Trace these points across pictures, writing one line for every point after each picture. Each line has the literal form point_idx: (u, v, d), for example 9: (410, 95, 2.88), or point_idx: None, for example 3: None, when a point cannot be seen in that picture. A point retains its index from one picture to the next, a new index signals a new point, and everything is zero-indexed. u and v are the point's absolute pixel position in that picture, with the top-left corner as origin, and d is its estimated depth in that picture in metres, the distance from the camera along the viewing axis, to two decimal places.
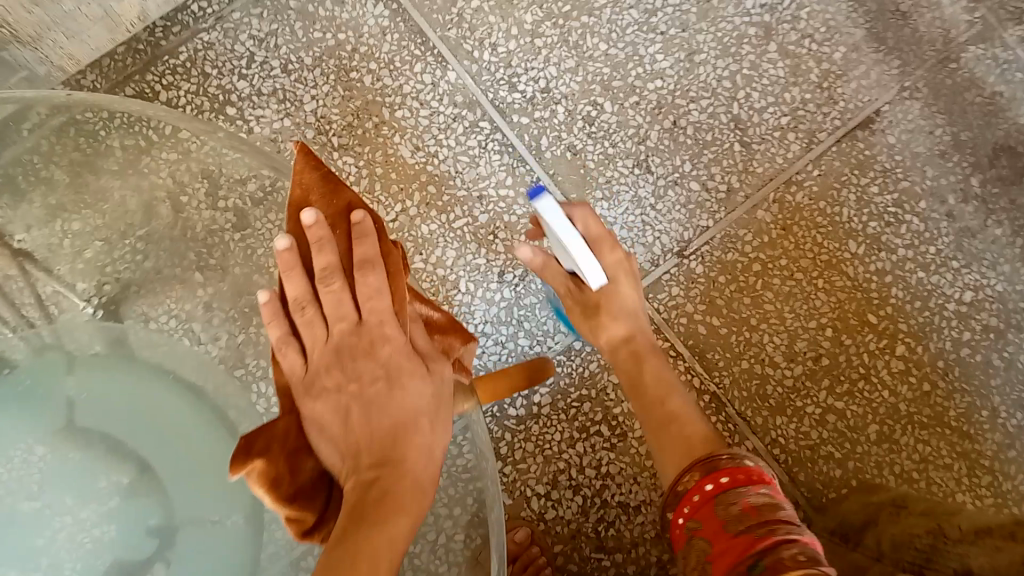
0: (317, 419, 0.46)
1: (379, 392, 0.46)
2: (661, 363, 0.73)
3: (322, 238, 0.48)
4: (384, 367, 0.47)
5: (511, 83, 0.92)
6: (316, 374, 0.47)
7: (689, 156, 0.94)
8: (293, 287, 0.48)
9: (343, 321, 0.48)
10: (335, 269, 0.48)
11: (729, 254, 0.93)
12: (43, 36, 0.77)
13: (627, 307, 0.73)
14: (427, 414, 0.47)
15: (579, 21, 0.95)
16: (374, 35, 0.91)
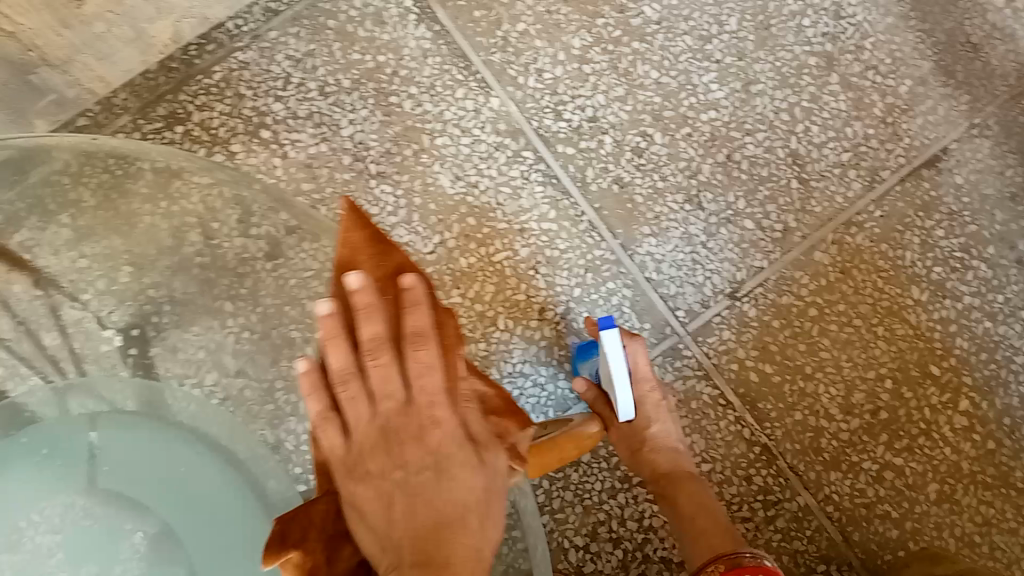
0: (356, 504, 0.43)
1: (425, 481, 0.44)
2: (697, 490, 0.75)
3: (371, 304, 0.46)
4: (433, 454, 0.45)
5: (557, 111, 0.88)
6: (359, 455, 0.45)
7: (743, 192, 0.88)
8: (337, 359, 0.47)
9: (391, 398, 0.46)
10: (384, 341, 0.47)
11: (784, 297, 0.87)
12: (74, 58, 0.71)
13: (668, 444, 0.77)
14: (475, 506, 0.44)
15: (631, 47, 0.90)
16: (416, 57, 0.87)
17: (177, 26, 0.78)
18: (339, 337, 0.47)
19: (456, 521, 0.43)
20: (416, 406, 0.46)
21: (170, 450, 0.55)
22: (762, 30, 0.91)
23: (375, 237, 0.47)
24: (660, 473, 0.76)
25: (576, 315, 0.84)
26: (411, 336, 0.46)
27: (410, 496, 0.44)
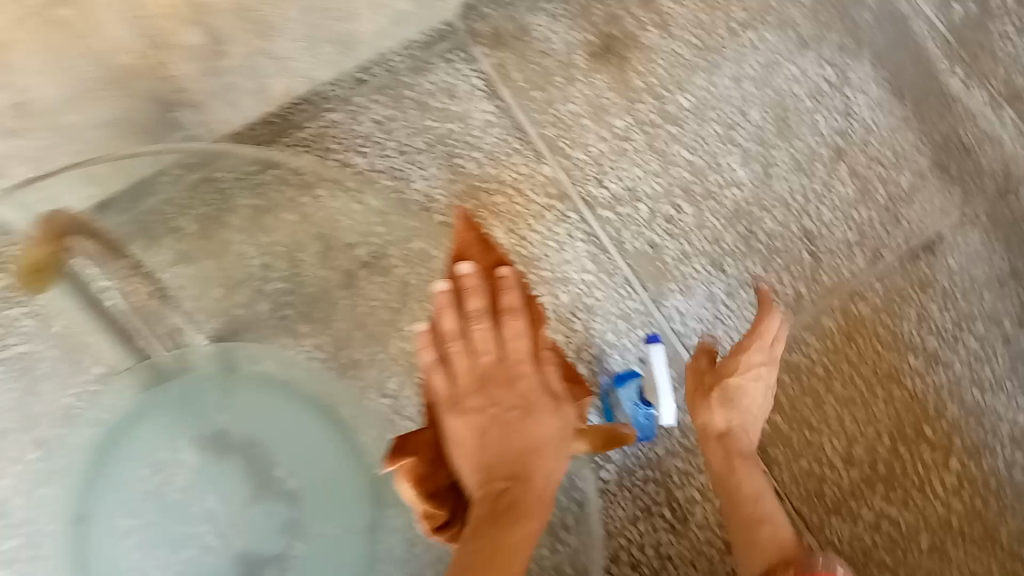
0: (461, 431, 0.59)
1: (515, 418, 0.60)
2: (752, 470, 0.81)
3: (474, 285, 0.61)
4: (521, 399, 0.61)
5: (600, 180, 1.00)
6: (464, 398, 0.60)
7: (760, 260, 1.00)
8: (448, 323, 0.61)
9: (489, 356, 0.61)
10: (483, 312, 0.61)
11: (794, 355, 0.98)
12: (208, 104, 0.83)
13: (746, 411, 0.79)
14: (550, 441, 0.60)
15: (666, 130, 1.03)
16: (480, 127, 1.01)
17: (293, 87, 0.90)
18: (451, 307, 0.61)
19: (537, 450, 0.60)
20: (509, 363, 0.61)
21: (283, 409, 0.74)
22: (781, 122, 1.05)
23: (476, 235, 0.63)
24: (722, 431, 0.80)
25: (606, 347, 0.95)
26: (504, 311, 0.61)
27: (502, 429, 0.59)
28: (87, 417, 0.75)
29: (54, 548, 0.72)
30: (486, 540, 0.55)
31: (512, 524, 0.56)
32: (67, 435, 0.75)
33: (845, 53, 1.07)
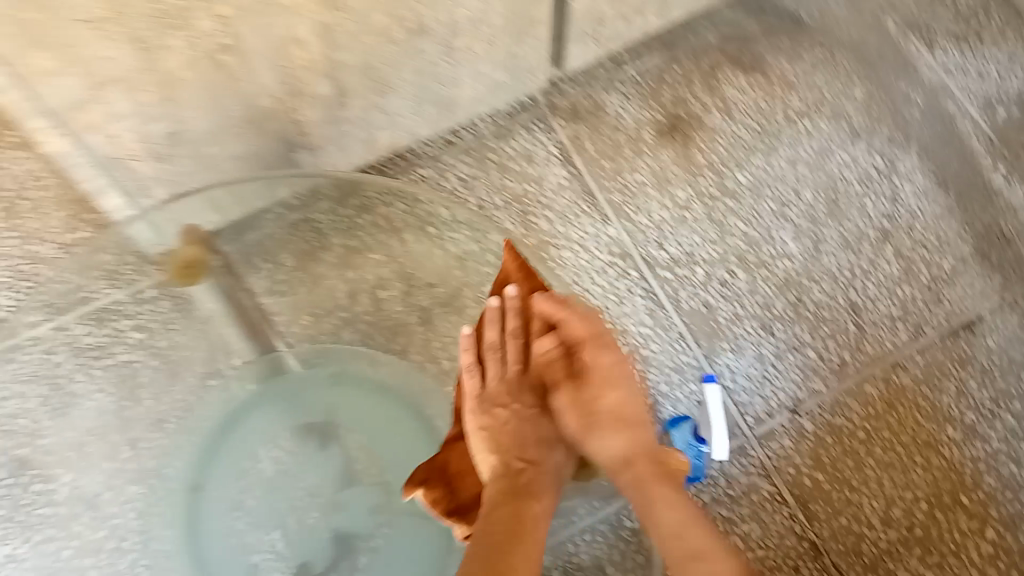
0: (485, 429, 0.74)
1: (529, 423, 0.75)
2: (665, 497, 0.73)
3: (523, 307, 0.75)
4: (535, 406, 0.76)
5: (661, 244, 1.10)
6: (492, 397, 0.75)
7: (808, 327, 1.07)
8: (489, 335, 0.75)
9: (517, 366, 0.76)
10: (527, 330, 0.75)
11: (837, 418, 1.03)
12: (323, 148, 0.94)
13: (627, 422, 0.75)
14: (549, 438, 0.76)
15: (724, 203, 1.12)
16: (554, 190, 1.13)
17: (396, 141, 1.01)
18: (497, 322, 0.75)
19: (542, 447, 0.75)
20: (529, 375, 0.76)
21: (383, 403, 0.92)
22: (833, 203, 1.13)
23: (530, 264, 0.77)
24: (621, 459, 0.75)
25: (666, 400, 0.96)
26: (542, 329, 0.75)
27: (518, 432, 0.74)
28: (197, 412, 0.91)
29: (203, 505, 0.88)
30: (503, 516, 0.68)
31: (524, 501, 0.69)
32: (186, 422, 0.91)
33: (893, 145, 1.17)
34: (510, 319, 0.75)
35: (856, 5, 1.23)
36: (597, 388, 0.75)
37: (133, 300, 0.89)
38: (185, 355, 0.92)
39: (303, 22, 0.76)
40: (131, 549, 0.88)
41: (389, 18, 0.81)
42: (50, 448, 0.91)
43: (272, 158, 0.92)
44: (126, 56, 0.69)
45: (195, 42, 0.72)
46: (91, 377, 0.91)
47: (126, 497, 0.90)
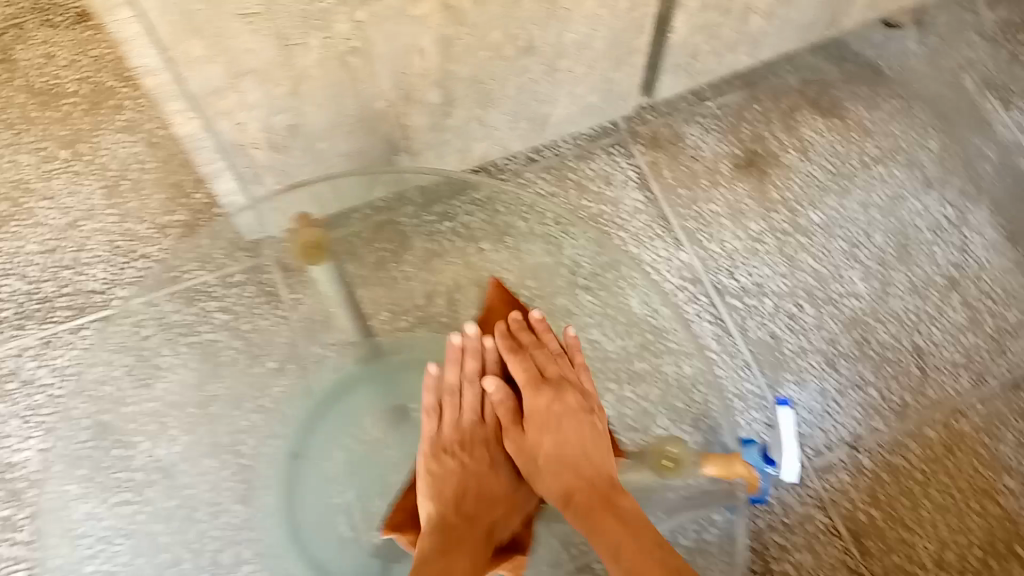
0: (436, 474, 0.79)
1: (478, 470, 0.80)
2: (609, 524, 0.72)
3: (483, 349, 0.81)
4: (484, 453, 0.80)
5: (732, 273, 1.15)
6: (446, 442, 0.80)
7: (872, 365, 1.10)
8: (449, 377, 0.81)
9: (470, 412, 0.81)
10: (483, 372, 0.81)
11: (895, 457, 1.06)
12: (423, 153, 1.00)
13: (569, 459, 0.76)
14: (500, 490, 0.80)
15: (796, 239, 1.17)
16: (629, 213, 1.17)
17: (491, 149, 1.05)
18: (458, 361, 0.81)
19: (490, 497, 0.79)
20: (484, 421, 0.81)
21: None
22: (903, 249, 1.17)
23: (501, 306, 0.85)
24: (562, 493, 0.75)
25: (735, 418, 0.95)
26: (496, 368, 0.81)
27: (466, 478, 0.79)
28: (271, 393, 0.95)
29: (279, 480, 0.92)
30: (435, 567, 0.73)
31: (458, 553, 0.74)
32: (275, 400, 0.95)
33: (964, 198, 1.20)
34: (467, 363, 0.81)
35: (936, 59, 1.28)
36: (539, 422, 0.78)
37: (219, 281, 0.95)
38: (265, 337, 0.97)
39: (427, 32, 0.81)
40: (202, 520, 0.91)
41: (504, 35, 0.86)
42: (133, 415, 0.91)
43: (378, 160, 0.98)
44: (266, 48, 0.74)
45: (328, 42, 0.77)
46: (177, 351, 0.93)
47: (200, 471, 0.92)
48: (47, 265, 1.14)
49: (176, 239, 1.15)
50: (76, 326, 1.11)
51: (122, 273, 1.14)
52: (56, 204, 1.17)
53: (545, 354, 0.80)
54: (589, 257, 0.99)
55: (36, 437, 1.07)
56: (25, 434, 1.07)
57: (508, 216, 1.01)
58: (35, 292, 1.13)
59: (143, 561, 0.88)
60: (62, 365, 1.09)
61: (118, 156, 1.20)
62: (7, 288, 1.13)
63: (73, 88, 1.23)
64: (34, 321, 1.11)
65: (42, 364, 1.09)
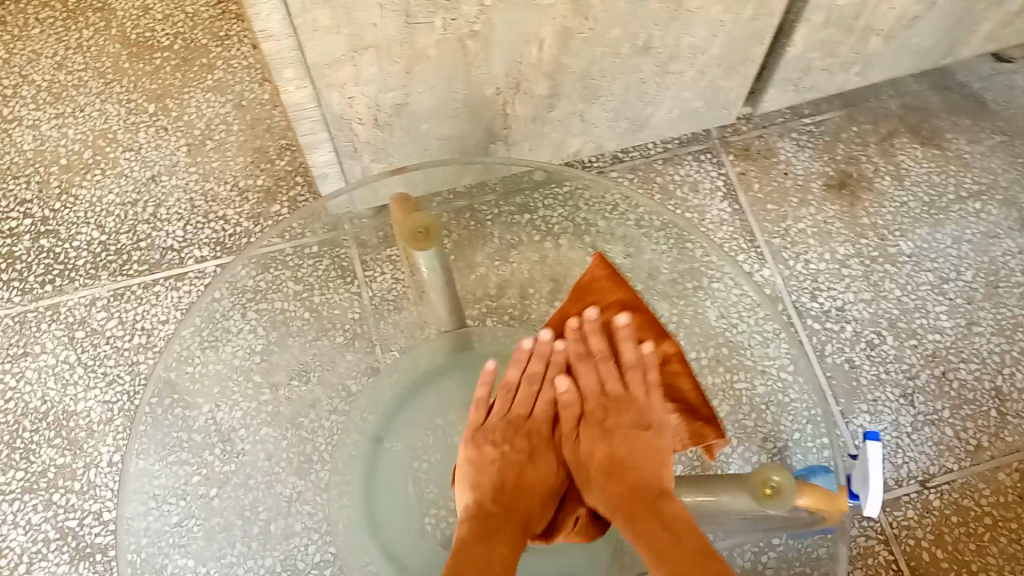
0: (477, 464, 0.71)
1: (522, 466, 0.71)
2: (664, 526, 0.63)
3: (551, 351, 0.74)
4: (530, 452, 0.72)
5: (814, 294, 1.12)
6: (491, 431, 0.72)
7: (949, 404, 1.07)
8: (512, 372, 0.74)
9: (523, 408, 0.74)
10: (545, 371, 0.74)
11: (965, 499, 1.03)
12: (518, 144, 0.98)
13: (632, 466, 0.69)
14: (547, 489, 0.71)
15: (883, 266, 1.14)
16: (714, 222, 1.15)
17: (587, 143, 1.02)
18: (523, 361, 0.75)
19: (532, 493, 0.70)
20: (535, 419, 0.73)
21: None
22: (992, 287, 1.13)
23: (580, 302, 0.76)
24: (612, 495, 0.67)
25: (807, 442, 0.85)
26: (560, 370, 0.74)
27: (509, 472, 0.70)
28: (337, 367, 0.90)
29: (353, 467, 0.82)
30: (469, 553, 0.63)
31: (495, 541, 0.65)
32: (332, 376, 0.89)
33: None
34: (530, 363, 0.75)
35: None
36: (594, 431, 0.71)
37: (295, 251, 0.94)
38: (336, 312, 0.95)
39: (550, 23, 0.79)
40: (256, 488, 0.83)
41: (624, 33, 0.84)
42: (197, 375, 0.85)
43: (475, 146, 0.96)
44: (390, 24, 0.73)
45: (451, 24, 0.75)
46: (247, 317, 0.88)
47: (259, 438, 0.86)
48: (125, 217, 1.14)
49: (255, 204, 1.15)
50: (147, 281, 1.10)
51: (199, 232, 1.13)
52: (140, 157, 1.18)
53: (615, 367, 0.73)
54: (669, 263, 0.96)
55: (98, 388, 1.05)
56: (88, 383, 1.05)
57: (589, 215, 1.00)
58: (110, 244, 1.13)
59: (194, 523, 0.79)
60: (133, 319, 1.08)
61: (205, 116, 1.20)
62: (83, 237, 1.13)
63: (167, 43, 1.26)
64: (107, 272, 1.11)
65: (112, 315, 1.09)
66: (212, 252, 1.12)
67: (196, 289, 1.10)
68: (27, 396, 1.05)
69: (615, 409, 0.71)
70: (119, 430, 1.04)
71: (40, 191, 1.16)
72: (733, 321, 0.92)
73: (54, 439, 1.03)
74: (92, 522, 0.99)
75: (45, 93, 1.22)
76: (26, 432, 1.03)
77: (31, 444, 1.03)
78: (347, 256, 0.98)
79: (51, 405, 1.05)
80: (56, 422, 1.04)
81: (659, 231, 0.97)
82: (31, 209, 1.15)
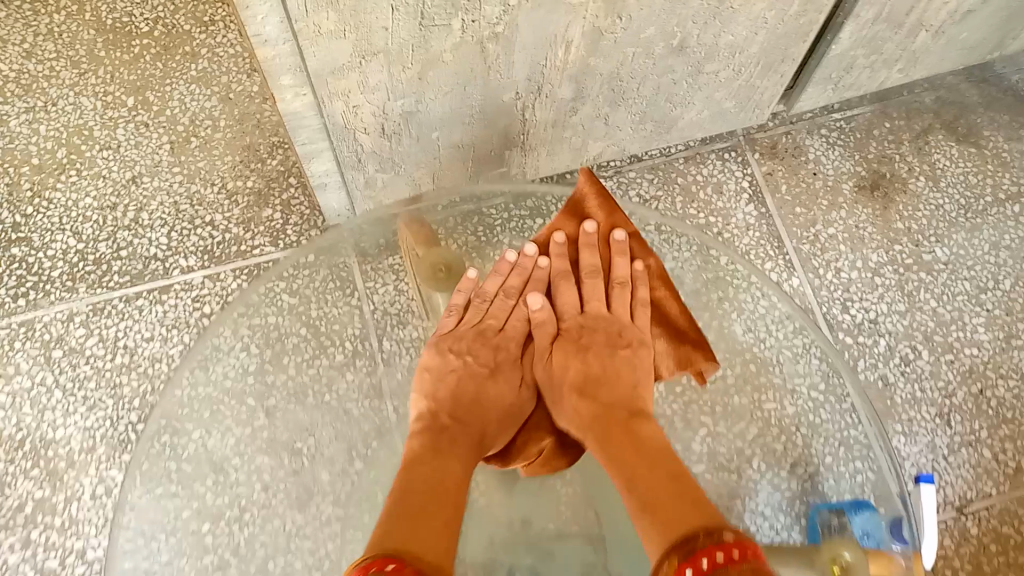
0: (438, 374, 0.66)
1: (484, 379, 0.66)
2: (638, 452, 0.59)
3: (534, 267, 0.68)
4: (495, 364, 0.66)
5: (845, 305, 1.05)
6: (457, 340, 0.67)
7: (988, 424, 1.01)
8: (488, 283, 0.69)
9: (494, 319, 0.68)
10: (523, 285, 0.68)
11: (1005, 526, 0.96)
12: (536, 149, 0.90)
13: (608, 390, 0.64)
14: (509, 406, 0.66)
15: (917, 275, 1.07)
16: (740, 227, 1.07)
17: (609, 147, 0.94)
18: (503, 274, 0.69)
19: (490, 411, 0.65)
20: (505, 332, 0.67)
21: None
22: None
23: (574, 217, 0.70)
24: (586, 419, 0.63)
25: (840, 466, 0.74)
26: (541, 286, 0.68)
27: (471, 386, 0.65)
28: (337, 388, 0.76)
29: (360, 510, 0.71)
30: (420, 475, 0.58)
31: (451, 458, 0.60)
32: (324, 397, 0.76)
33: None
34: (509, 276, 0.69)
35: None
36: (570, 349, 0.66)
37: (290, 264, 0.80)
38: (336, 327, 0.79)
39: (579, 23, 0.71)
40: (251, 522, 0.70)
41: (659, 32, 0.75)
42: (184, 399, 0.74)
43: (488, 153, 0.87)
44: (403, 27, 0.64)
45: (470, 26, 0.66)
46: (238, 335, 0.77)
47: (253, 467, 0.72)
48: (103, 223, 1.05)
49: (245, 208, 1.06)
50: (129, 294, 1.02)
51: (185, 240, 1.04)
52: (118, 156, 1.09)
53: (599, 286, 0.67)
54: (692, 273, 0.82)
55: (78, 413, 0.97)
56: (67, 408, 0.97)
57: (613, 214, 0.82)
58: (88, 253, 1.04)
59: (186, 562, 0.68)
60: (114, 336, 1.00)
61: (189, 110, 1.11)
62: (58, 245, 1.04)
63: (146, 29, 1.15)
64: (86, 285, 1.02)
65: (91, 332, 1.00)
66: (199, 262, 1.03)
67: (181, 301, 1.02)
68: (1, 423, 0.97)
69: (592, 327, 0.66)
70: (102, 459, 0.96)
71: (9, 194, 1.07)
72: (761, 335, 0.80)
73: (31, 470, 0.95)
74: (76, 562, 0.92)
75: (13, 85, 1.12)
76: (1, 462, 0.95)
77: (5, 475, 0.95)
78: (347, 267, 0.81)
79: (27, 433, 0.97)
80: (33, 452, 0.96)
81: (683, 238, 0.83)
82: (0, 214, 1.06)
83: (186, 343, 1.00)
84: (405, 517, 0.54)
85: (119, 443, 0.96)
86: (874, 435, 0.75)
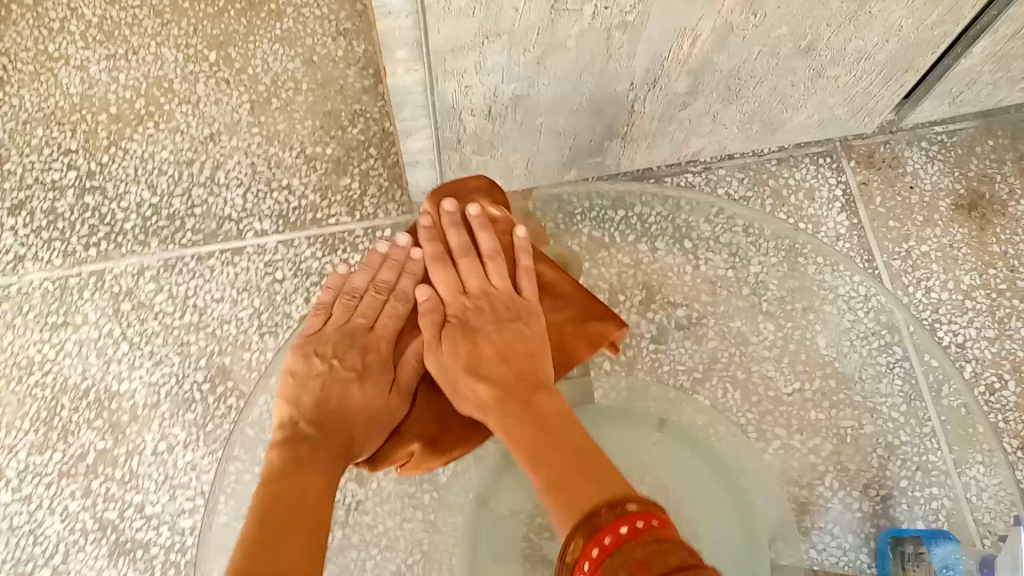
0: (295, 382, 0.58)
1: (350, 379, 0.57)
2: (533, 431, 0.53)
3: (407, 257, 0.61)
4: (364, 363, 0.58)
5: (932, 326, 1.01)
6: (322, 345, 0.60)
7: None
8: (357, 280, 0.62)
9: (364, 318, 0.60)
10: (395, 279, 0.61)
11: None
12: (638, 141, 0.87)
13: (491, 373, 0.55)
14: (381, 408, 0.57)
15: (1010, 302, 1.02)
16: (830, 236, 1.04)
17: (710, 143, 0.91)
18: (373, 268, 0.62)
19: (357, 415, 0.56)
20: (375, 330, 0.59)
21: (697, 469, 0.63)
22: None
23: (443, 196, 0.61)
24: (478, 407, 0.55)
25: (914, 491, 0.64)
26: (415, 275, 0.60)
27: (330, 389, 0.57)
28: None
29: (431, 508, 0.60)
30: (280, 490, 0.52)
31: (311, 471, 0.53)
32: None
33: None
34: (380, 269, 0.62)
35: None
36: (453, 333, 0.57)
37: None
38: None
39: (712, 18, 0.67)
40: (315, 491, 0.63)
41: (791, 33, 0.71)
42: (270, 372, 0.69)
43: (589, 142, 0.85)
44: (534, 8, 0.61)
45: (602, 13, 0.63)
46: None
47: None
48: (179, 178, 1.04)
49: (323, 175, 1.03)
50: (201, 253, 1.00)
51: (260, 202, 1.02)
52: (197, 111, 1.07)
53: (473, 265, 0.59)
54: (777, 279, 0.70)
55: (143, 368, 0.96)
56: (133, 362, 0.96)
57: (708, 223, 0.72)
58: (162, 208, 1.02)
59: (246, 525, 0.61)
60: (185, 294, 0.98)
61: (273, 70, 1.09)
62: (132, 197, 1.03)
63: None
64: (158, 240, 1.01)
65: (161, 288, 0.99)
66: (274, 226, 1.01)
67: (254, 263, 0.99)
68: (67, 370, 0.96)
69: (477, 306, 0.58)
70: (166, 415, 0.94)
71: (86, 141, 1.06)
72: (843, 350, 0.70)
73: (95, 421, 0.94)
74: (133, 516, 0.91)
75: (95, 30, 1.11)
76: (65, 411, 0.95)
77: (70, 424, 0.94)
78: None
79: (92, 383, 0.96)
80: (97, 403, 0.95)
81: (772, 238, 0.71)
82: (77, 160, 1.05)
83: (256, 306, 0.98)
84: (264, 539, 0.49)
85: (182, 401, 0.95)
86: (954, 462, 0.64)
